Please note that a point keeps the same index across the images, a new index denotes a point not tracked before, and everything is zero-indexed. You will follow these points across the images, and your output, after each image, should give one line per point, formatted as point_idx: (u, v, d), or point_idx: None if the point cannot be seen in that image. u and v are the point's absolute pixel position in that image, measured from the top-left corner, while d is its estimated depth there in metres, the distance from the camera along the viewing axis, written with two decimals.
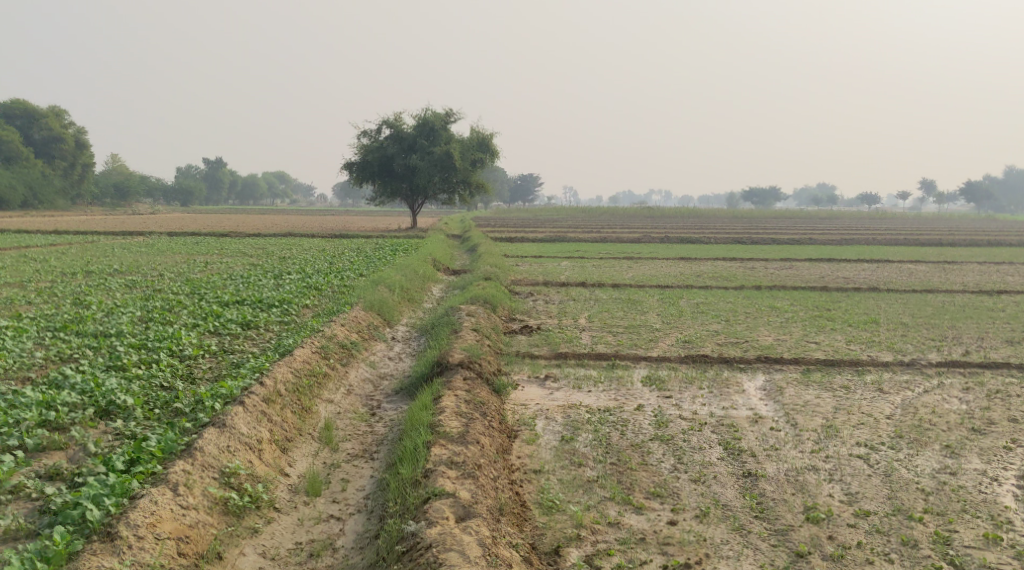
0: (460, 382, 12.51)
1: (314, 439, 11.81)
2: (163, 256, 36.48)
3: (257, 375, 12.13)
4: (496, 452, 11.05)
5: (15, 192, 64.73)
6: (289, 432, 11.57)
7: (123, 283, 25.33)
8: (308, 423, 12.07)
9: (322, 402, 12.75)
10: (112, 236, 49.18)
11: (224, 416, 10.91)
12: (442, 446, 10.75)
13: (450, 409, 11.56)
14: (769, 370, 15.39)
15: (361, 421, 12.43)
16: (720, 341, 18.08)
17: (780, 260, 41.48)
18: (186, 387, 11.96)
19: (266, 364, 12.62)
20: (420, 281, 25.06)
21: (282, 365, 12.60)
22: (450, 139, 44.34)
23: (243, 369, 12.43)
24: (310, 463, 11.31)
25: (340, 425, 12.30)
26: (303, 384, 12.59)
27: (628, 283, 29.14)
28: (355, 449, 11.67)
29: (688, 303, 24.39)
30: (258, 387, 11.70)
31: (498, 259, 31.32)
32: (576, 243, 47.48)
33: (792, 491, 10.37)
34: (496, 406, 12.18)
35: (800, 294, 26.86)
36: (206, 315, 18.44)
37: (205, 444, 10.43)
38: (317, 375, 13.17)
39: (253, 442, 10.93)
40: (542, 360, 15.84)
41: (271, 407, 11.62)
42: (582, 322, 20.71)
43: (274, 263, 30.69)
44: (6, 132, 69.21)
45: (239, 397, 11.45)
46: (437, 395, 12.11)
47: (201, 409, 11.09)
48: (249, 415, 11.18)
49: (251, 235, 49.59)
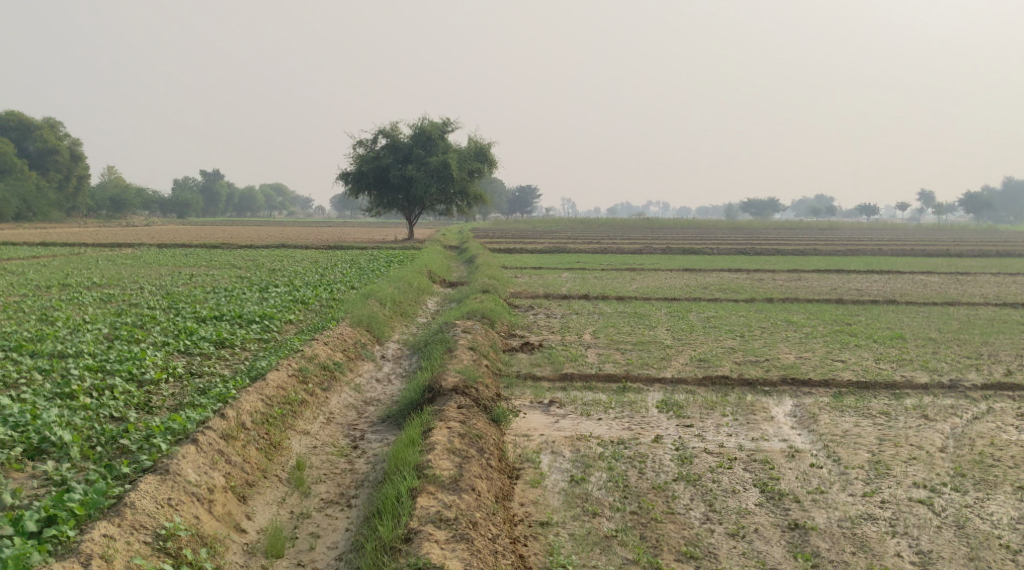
0: (453, 411, 11.00)
1: (282, 482, 10.32)
2: (148, 268, 34.92)
3: (219, 406, 10.66)
4: (495, 499, 9.55)
5: (7, 205, 63.32)
6: (250, 476, 10.07)
7: (98, 298, 23.81)
8: (277, 462, 10.58)
9: (296, 434, 11.28)
10: (100, 248, 47.64)
11: (169, 461, 9.43)
12: (430, 496, 9.26)
13: (441, 445, 10.06)
14: (797, 393, 13.88)
15: (340, 457, 10.94)
16: (738, 360, 16.57)
17: (788, 271, 40.07)
18: (139, 418, 10.49)
19: (233, 392, 11.15)
20: (413, 294, 23.56)
21: (251, 393, 11.12)
22: (447, 148, 42.90)
23: (205, 398, 10.97)
24: (275, 513, 9.81)
25: (314, 462, 10.81)
26: (273, 415, 11.10)
27: (634, 295, 27.69)
28: (329, 494, 10.17)
29: (699, 317, 22.92)
30: (218, 421, 10.23)
31: (497, 272, 29.90)
32: (576, 254, 46.04)
33: (851, 550, 8.89)
34: (495, 440, 10.67)
35: (815, 307, 25.37)
36: (178, 332, 16.93)
37: (139, 499, 8.93)
38: (291, 403, 11.68)
39: (203, 491, 9.44)
40: (544, 382, 14.31)
41: (232, 444, 10.14)
42: (586, 339, 19.22)
43: (261, 275, 29.20)
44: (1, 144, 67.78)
45: (193, 433, 9.97)
46: (427, 428, 10.61)
47: (145, 451, 9.60)
48: (200, 459, 9.69)
49: (243, 246, 48.08)
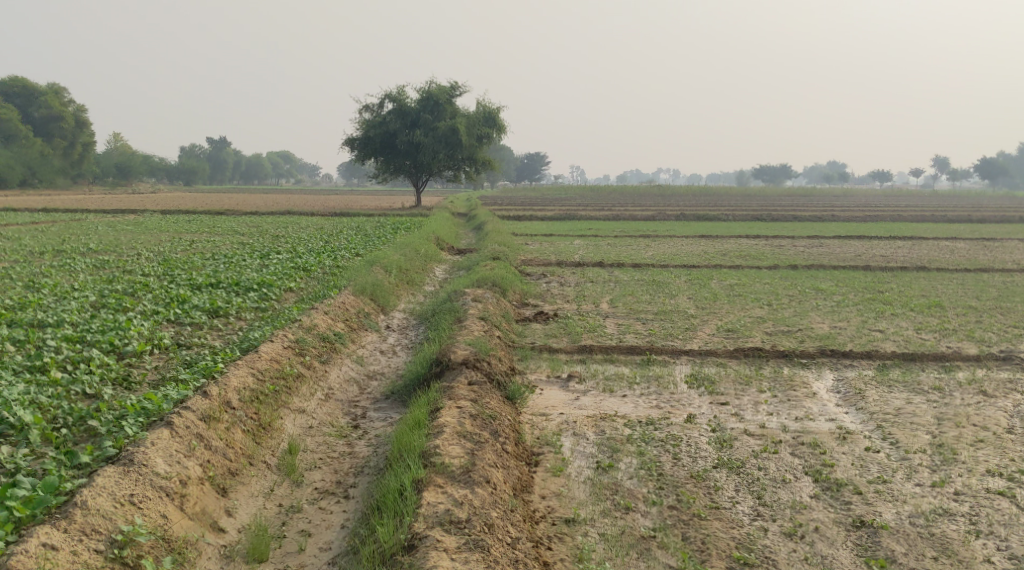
0: (463, 388, 9.94)
1: (270, 469, 9.29)
2: (148, 234, 33.83)
3: (202, 384, 9.61)
4: (512, 494, 8.49)
5: (14, 172, 62.17)
6: (234, 462, 9.04)
7: (92, 265, 22.77)
8: (267, 445, 9.54)
9: (290, 411, 10.25)
10: (103, 215, 46.62)
11: (135, 451, 8.40)
12: (439, 492, 8.19)
13: (450, 428, 9.02)
14: (838, 366, 12.79)
15: (338, 440, 9.89)
16: (769, 330, 15.46)
17: (808, 237, 38.77)
18: (112, 395, 9.46)
19: (220, 366, 10.10)
20: (420, 261, 22.46)
21: (239, 367, 10.09)
22: (455, 113, 41.49)
23: (189, 374, 9.92)
24: (260, 507, 8.79)
25: (308, 446, 9.76)
26: (265, 392, 10.04)
27: (650, 262, 26.54)
28: (323, 485, 9.13)
29: (721, 285, 21.79)
30: (199, 402, 9.21)
31: (506, 238, 28.77)
32: (588, 221, 44.89)
33: (932, 555, 7.83)
34: (511, 422, 9.60)
35: (842, 275, 24.18)
36: (170, 301, 15.86)
37: (95, 497, 7.91)
38: (286, 378, 10.61)
39: (175, 484, 8.41)
40: (561, 355, 13.22)
41: (214, 427, 9.11)
42: (604, 308, 18.11)
43: (264, 242, 28.11)
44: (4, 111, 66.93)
45: (168, 415, 8.95)
46: (435, 408, 9.53)
47: (110, 437, 8.57)
48: (174, 445, 8.66)
49: (247, 214, 47.01)
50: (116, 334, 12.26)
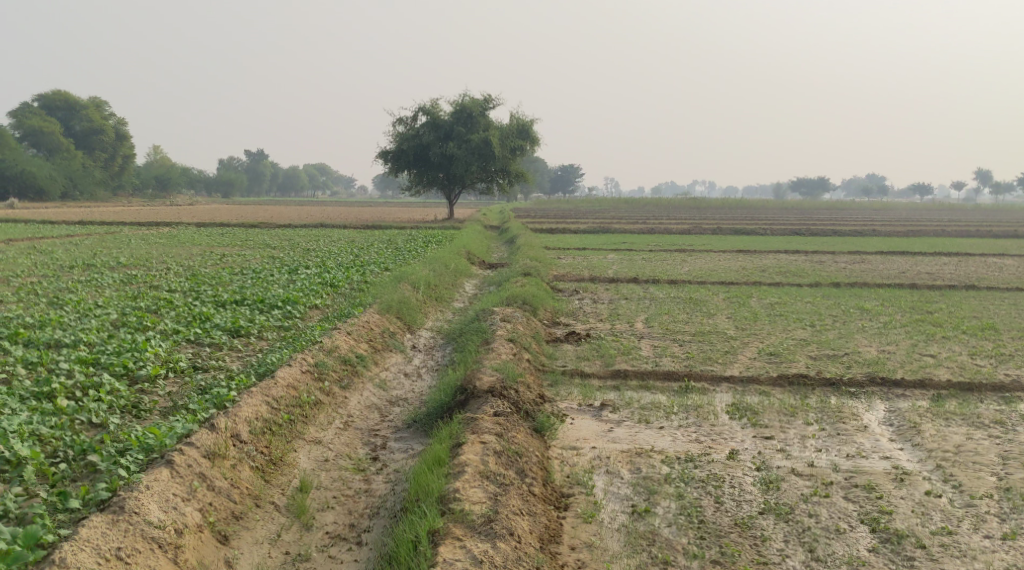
0: (488, 421, 9.36)
1: (279, 510, 8.75)
2: (179, 248, 33.59)
3: (209, 417, 9.16)
4: (537, 546, 7.88)
5: (54, 183, 62.45)
6: (238, 506, 8.54)
7: (120, 279, 22.44)
8: (276, 483, 9.03)
9: (303, 444, 9.71)
10: (138, 227, 46.57)
11: (127, 497, 7.95)
12: (457, 547, 7.62)
13: (471, 469, 8.48)
14: (889, 396, 12.03)
15: (353, 476, 9.33)
16: (814, 355, 14.71)
17: (849, 253, 37.79)
18: (116, 427, 9.03)
19: (232, 396, 9.64)
20: (450, 276, 21.90)
21: (251, 397, 9.62)
22: (488, 125, 40.94)
23: (198, 404, 9.45)
24: (264, 554, 8.24)
25: (322, 482, 9.21)
26: (276, 425, 9.57)
27: (687, 278, 25.80)
28: (333, 529, 8.57)
29: (761, 304, 21.04)
30: (203, 439, 8.75)
31: (539, 253, 28.16)
32: (623, 235, 44.19)
33: None
34: (538, 460, 9.00)
35: (888, 293, 23.32)
36: (192, 319, 15.41)
37: (79, 551, 7.46)
38: (301, 408, 10.11)
39: (170, 534, 7.93)
40: (594, 381, 12.55)
41: (216, 466, 8.65)
42: (639, 328, 17.44)
43: (293, 256, 27.72)
44: (46, 125, 67.75)
45: (168, 454, 8.52)
46: (456, 445, 8.96)
47: (104, 481, 8.14)
48: (171, 489, 8.21)
49: (281, 226, 46.72)
50: (130, 355, 11.76)
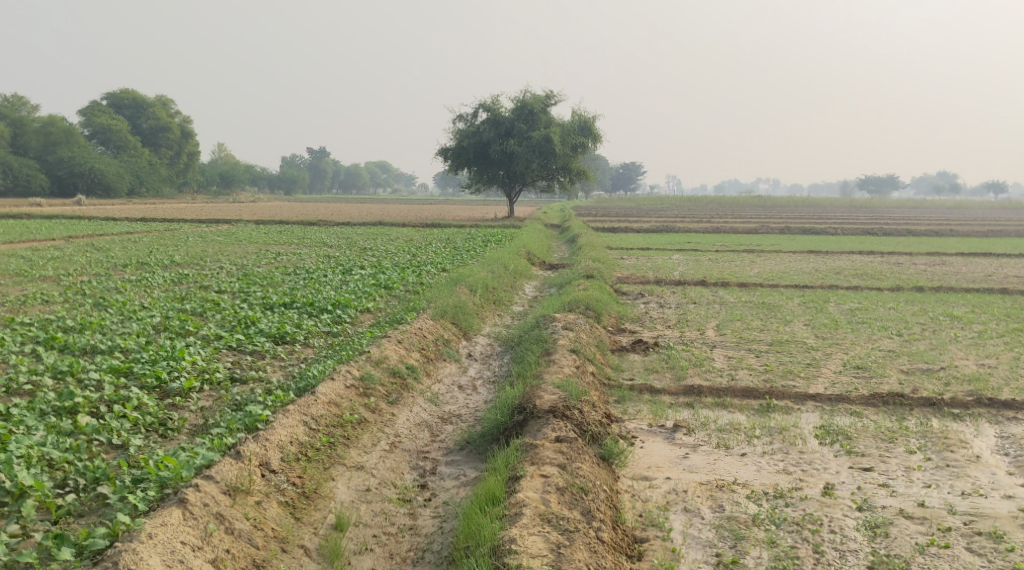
0: (549, 453, 8.45)
1: (309, 554, 8.00)
2: (236, 246, 33.20)
3: (232, 445, 8.47)
4: None
5: (121, 179, 62.75)
6: (261, 551, 7.82)
7: (170, 279, 21.80)
8: (309, 521, 8.26)
9: (343, 471, 8.90)
10: (199, 225, 46.29)
11: (130, 545, 7.33)
12: None
13: (529, 510, 7.74)
14: (999, 419, 10.77)
15: (395, 515, 8.50)
16: (906, 370, 13.45)
17: (928, 254, 36.10)
18: (135, 453, 8.42)
19: (265, 417, 8.91)
20: (509, 278, 20.92)
21: (285, 420, 8.90)
22: (550, 122, 39.82)
23: (225, 427, 8.75)
24: None
25: (360, 519, 8.39)
26: (308, 454, 8.82)
27: (757, 281, 24.52)
28: None
29: (840, 311, 19.72)
30: (224, 473, 8.09)
31: (602, 253, 27.05)
32: (688, 234, 42.85)
33: None
34: (605, 501, 8.09)
35: (977, 300, 21.86)
36: (237, 323, 14.65)
37: None
38: (341, 431, 9.31)
39: None
40: (665, 397, 11.44)
41: (237, 504, 7.97)
42: (710, 336, 16.28)
43: (349, 255, 26.99)
44: (113, 123, 68.23)
45: (182, 489, 7.87)
46: (512, 485, 8.10)
47: (104, 522, 7.58)
48: (183, 533, 7.55)
49: (340, 224, 46.17)
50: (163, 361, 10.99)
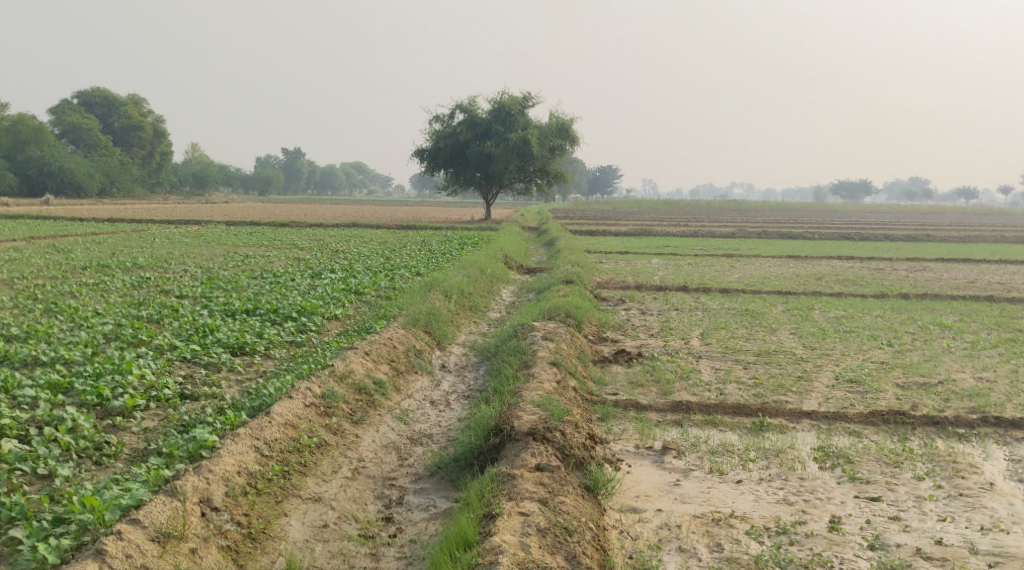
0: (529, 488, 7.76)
1: None
2: (203, 247, 32.23)
3: (166, 481, 7.81)
4: None
5: (92, 179, 61.37)
6: None
7: (131, 283, 20.79)
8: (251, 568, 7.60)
9: (296, 504, 8.23)
10: (168, 226, 45.11)
11: None
12: None
13: (506, 558, 7.07)
14: (1007, 440, 10.10)
15: (347, 558, 7.81)
16: (903, 384, 12.77)
17: (907, 259, 35.68)
18: (59, 488, 7.70)
19: (210, 444, 8.25)
20: (486, 283, 20.11)
21: (230, 450, 8.23)
22: (528, 124, 39.05)
23: (162, 460, 8.06)
24: None
25: (308, 563, 7.72)
26: (255, 488, 8.13)
27: (739, 287, 23.87)
28: None
29: (826, 319, 19.03)
30: (154, 516, 7.44)
31: (581, 257, 26.29)
32: (667, 238, 42.26)
33: None
34: (591, 544, 7.44)
35: (964, 307, 21.31)
36: (195, 331, 13.74)
37: None
38: (295, 459, 8.63)
39: None
40: (651, 414, 10.65)
41: (166, 554, 7.31)
42: (695, 345, 15.54)
43: (319, 257, 26.06)
44: (84, 121, 66.67)
45: (101, 539, 7.24)
46: (487, 529, 7.43)
47: None
48: None
49: (313, 225, 45.14)
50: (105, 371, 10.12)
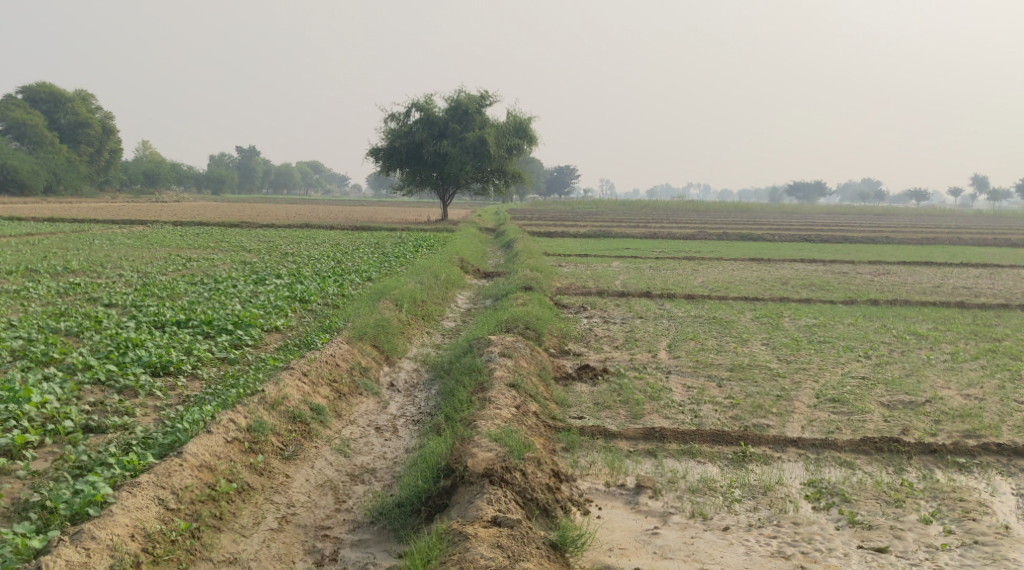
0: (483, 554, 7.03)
1: None
2: (146, 250, 30.71)
3: (42, 548, 7.11)
4: None
5: (38, 177, 59.07)
6: None
7: (58, 289, 19.25)
8: None
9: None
10: (111, 225, 43.18)
11: None
12: None
13: None
14: (1013, 471, 9.15)
15: None
16: (889, 404, 11.81)
17: (870, 263, 35.10)
18: None
19: (101, 496, 7.51)
20: (440, 290, 18.94)
21: (126, 507, 7.47)
22: (485, 123, 37.90)
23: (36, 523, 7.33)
24: None
25: None
26: (155, 550, 7.38)
27: (705, 293, 22.90)
28: None
29: (797, 328, 18.07)
30: None
31: (540, 261, 25.16)
32: (627, 240, 41.38)
33: None
34: None
35: (937, 315, 20.52)
36: (116, 347, 12.37)
37: None
38: (208, 514, 7.86)
39: None
40: (621, 444, 9.55)
41: None
42: (664, 359, 14.50)
43: (267, 262, 24.59)
44: (30, 118, 64.06)
45: None
46: None
47: None
48: None
49: (264, 225, 43.49)
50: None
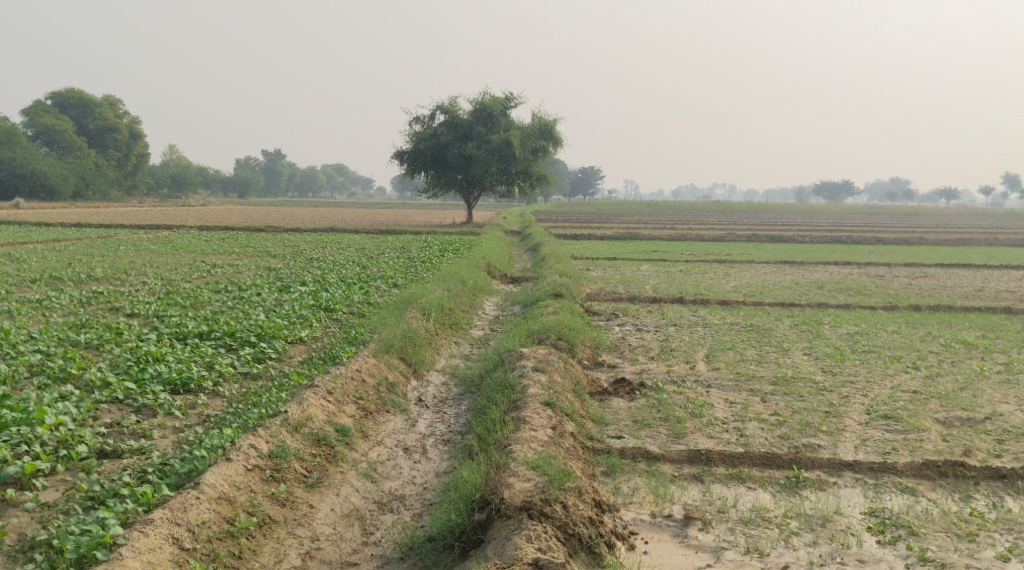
0: None
1: None
2: (171, 256, 30.52)
3: None
4: None
5: (66, 183, 59.16)
6: None
7: (79, 297, 18.90)
8: None
9: None
10: (136, 230, 43.03)
11: None
12: None
13: None
14: None
15: None
16: (945, 421, 11.15)
17: (905, 266, 34.23)
18: None
19: (110, 536, 7.19)
20: (467, 296, 18.40)
21: (137, 549, 7.17)
22: (510, 125, 37.36)
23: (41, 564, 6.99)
24: None
25: None
26: None
27: (739, 298, 22.22)
28: None
29: (838, 336, 17.37)
30: None
31: (569, 265, 24.57)
32: (655, 242, 40.70)
33: None
34: None
35: (982, 322, 19.72)
36: (135, 361, 11.96)
37: None
38: (225, 553, 7.52)
39: None
40: (664, 467, 8.93)
41: None
42: (702, 371, 13.90)
43: (291, 267, 24.15)
44: (58, 124, 64.21)
45: None
46: None
47: None
48: None
49: (289, 229, 43.19)
50: (9, 415, 8.31)
